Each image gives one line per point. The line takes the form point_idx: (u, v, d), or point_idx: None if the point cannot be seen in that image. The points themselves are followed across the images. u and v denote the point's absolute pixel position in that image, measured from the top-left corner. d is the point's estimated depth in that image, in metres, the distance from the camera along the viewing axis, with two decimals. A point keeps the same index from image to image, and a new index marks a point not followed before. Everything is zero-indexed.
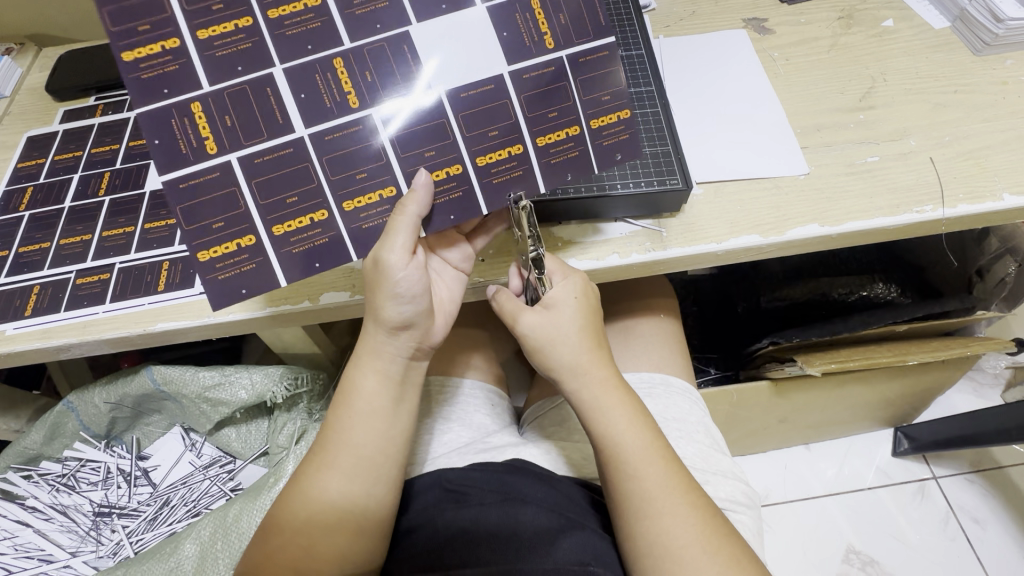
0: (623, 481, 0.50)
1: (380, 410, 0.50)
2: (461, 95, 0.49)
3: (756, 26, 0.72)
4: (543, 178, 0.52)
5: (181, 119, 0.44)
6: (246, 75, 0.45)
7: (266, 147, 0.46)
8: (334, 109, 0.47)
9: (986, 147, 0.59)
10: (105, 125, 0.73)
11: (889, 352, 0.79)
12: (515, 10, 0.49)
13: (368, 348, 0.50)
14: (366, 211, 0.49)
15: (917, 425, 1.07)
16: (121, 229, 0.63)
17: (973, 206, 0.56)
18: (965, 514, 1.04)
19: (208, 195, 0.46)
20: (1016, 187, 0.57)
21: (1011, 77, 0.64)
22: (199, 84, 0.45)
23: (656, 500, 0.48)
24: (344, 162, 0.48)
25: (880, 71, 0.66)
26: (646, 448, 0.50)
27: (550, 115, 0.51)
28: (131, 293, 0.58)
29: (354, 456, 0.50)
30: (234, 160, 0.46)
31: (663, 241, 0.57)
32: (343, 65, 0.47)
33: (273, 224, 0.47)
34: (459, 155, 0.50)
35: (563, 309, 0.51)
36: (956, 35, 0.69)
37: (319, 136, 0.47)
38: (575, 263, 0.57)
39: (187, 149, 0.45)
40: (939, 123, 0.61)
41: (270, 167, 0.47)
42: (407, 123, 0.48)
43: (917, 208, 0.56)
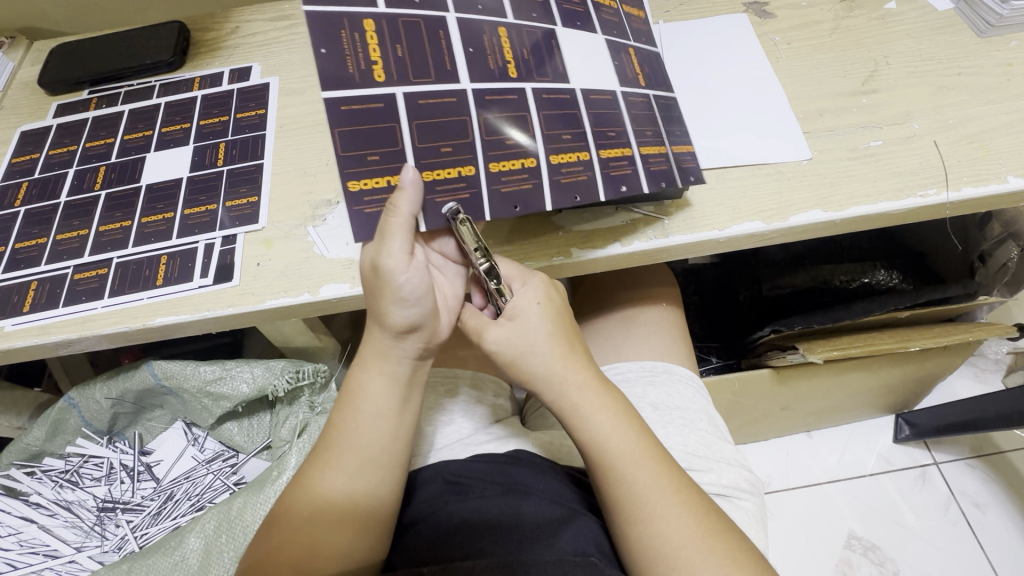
0: (611, 485, 0.49)
1: (384, 411, 0.50)
2: (592, 96, 0.55)
3: (758, 9, 0.71)
4: (646, 182, 0.54)
5: (352, 31, 0.46)
6: (423, 11, 0.49)
7: (429, 93, 0.49)
8: (495, 72, 0.51)
9: (990, 130, 0.58)
10: (98, 119, 0.72)
11: (891, 338, 0.80)
12: (623, 51, 0.59)
13: (374, 352, 0.50)
14: (443, 184, 0.49)
15: (918, 411, 1.07)
16: (118, 224, 0.62)
17: (975, 189, 0.55)
18: (966, 500, 1.04)
19: (369, 125, 0.47)
20: (1020, 170, 0.56)
21: (1015, 58, 0.63)
22: (375, 4, 0.47)
23: (647, 503, 0.48)
24: (497, 125, 0.50)
25: (882, 54, 0.65)
26: (634, 447, 0.50)
27: (648, 133, 0.56)
28: (130, 288, 0.58)
29: (360, 456, 0.49)
30: (399, 93, 0.48)
31: (665, 229, 0.56)
32: (506, 35, 0.52)
33: (424, 170, 0.48)
34: (588, 145, 0.53)
35: (528, 317, 0.50)
36: (960, 17, 0.68)
37: (479, 93, 0.50)
38: (576, 253, 0.56)
39: (354, 69, 0.46)
40: (942, 106, 0.60)
41: (429, 112, 0.48)
42: (553, 104, 0.53)
43: (920, 191, 0.56)
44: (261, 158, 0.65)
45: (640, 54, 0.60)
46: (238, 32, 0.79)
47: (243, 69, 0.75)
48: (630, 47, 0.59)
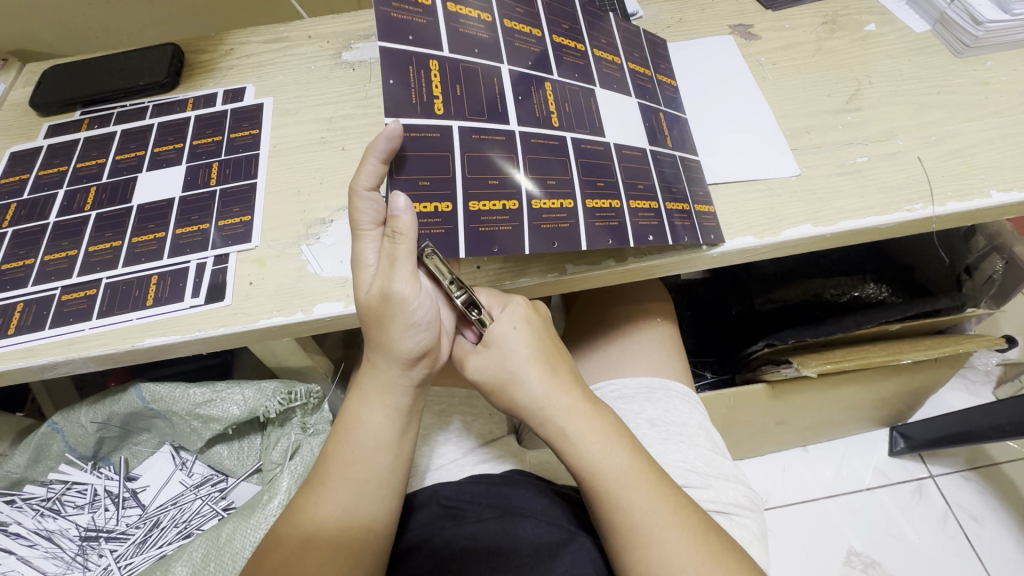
0: (602, 502, 0.49)
1: (384, 441, 0.49)
2: (623, 151, 0.57)
3: (743, 32, 0.73)
4: (670, 235, 0.55)
5: (418, 65, 0.49)
6: (480, 58, 0.53)
7: (484, 130, 0.50)
8: (541, 120, 0.54)
9: (971, 145, 0.60)
10: (90, 140, 0.72)
11: (883, 351, 0.81)
12: (653, 114, 0.62)
13: (378, 382, 0.49)
14: (487, 215, 0.48)
15: (912, 424, 1.08)
16: (108, 244, 0.62)
17: (961, 204, 0.56)
18: (963, 512, 1.04)
19: (425, 151, 0.47)
20: (1004, 184, 0.57)
21: (992, 77, 0.65)
22: (440, 48, 0.50)
23: (644, 528, 0.47)
24: (541, 166, 0.52)
25: (865, 74, 0.67)
26: (626, 463, 0.49)
27: (672, 188, 0.58)
28: (119, 309, 0.57)
29: (356, 489, 0.48)
30: (456, 126, 0.49)
31: (657, 245, 0.57)
32: (550, 90, 0.56)
33: (471, 200, 0.48)
34: (618, 194, 0.54)
35: (507, 343, 0.50)
36: (937, 38, 0.70)
37: (525, 137, 0.52)
38: (570, 269, 0.56)
39: (416, 100, 0.48)
40: (924, 123, 0.62)
41: (481, 147, 0.50)
42: (589, 154, 0.55)
43: (907, 206, 0.56)
44: (256, 177, 0.66)
45: (667, 118, 0.63)
46: (232, 54, 0.80)
47: (237, 90, 0.76)
48: (660, 112, 0.63)
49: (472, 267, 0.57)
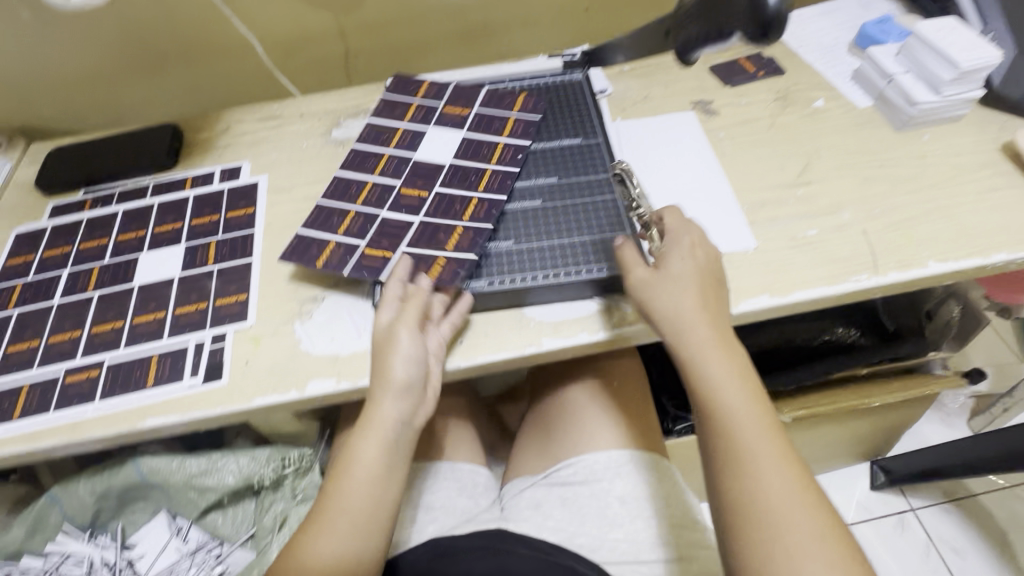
0: (720, 493, 0.48)
1: (377, 475, 0.55)
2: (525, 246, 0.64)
3: (704, 108, 0.80)
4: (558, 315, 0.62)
5: (338, 216, 0.67)
6: (402, 194, 0.67)
7: (375, 248, 0.63)
8: (435, 244, 0.63)
9: (911, 218, 0.65)
10: (93, 219, 0.76)
11: (855, 395, 0.92)
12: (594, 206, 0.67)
13: (377, 418, 0.56)
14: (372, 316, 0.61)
15: (891, 458, 1.17)
16: (110, 324, 0.65)
17: (902, 274, 0.61)
18: (944, 544, 1.14)
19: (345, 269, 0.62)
20: (941, 254, 0.62)
21: (929, 151, 0.72)
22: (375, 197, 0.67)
23: (774, 500, 0.46)
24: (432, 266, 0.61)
25: (814, 148, 0.74)
26: (762, 450, 0.48)
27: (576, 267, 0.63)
28: (120, 390, 0.60)
29: (347, 517, 0.53)
30: (359, 246, 0.64)
31: (626, 317, 0.61)
32: (460, 230, 0.64)
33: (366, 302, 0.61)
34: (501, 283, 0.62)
35: (683, 273, 0.55)
36: (879, 113, 0.77)
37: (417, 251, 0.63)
38: (545, 342, 0.60)
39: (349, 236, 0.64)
40: (869, 196, 0.68)
41: (382, 259, 0.62)
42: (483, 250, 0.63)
43: (854, 276, 0.61)
44: (251, 255, 0.70)
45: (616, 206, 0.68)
46: (229, 132, 0.86)
47: (233, 168, 0.80)
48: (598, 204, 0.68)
49: (455, 342, 0.60)
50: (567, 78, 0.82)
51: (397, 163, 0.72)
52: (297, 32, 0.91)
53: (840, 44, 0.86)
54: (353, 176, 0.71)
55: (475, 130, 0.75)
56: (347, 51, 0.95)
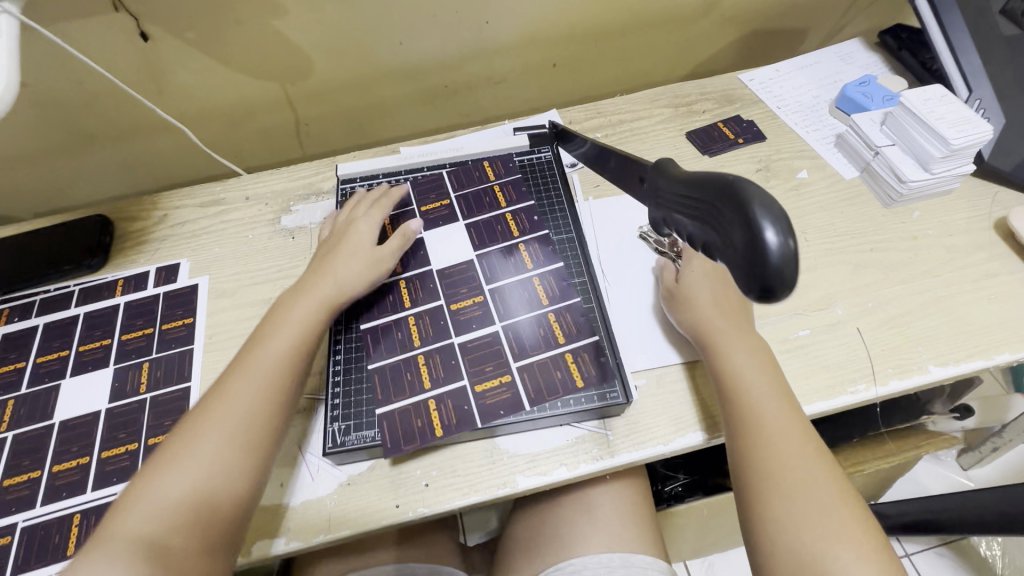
0: (756, 515, 0.47)
1: (244, 400, 0.50)
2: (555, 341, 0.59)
3: None
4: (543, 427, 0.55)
5: (411, 369, 0.58)
6: (437, 298, 0.62)
7: (483, 378, 0.57)
8: (546, 342, 0.58)
9: (907, 312, 0.61)
10: (7, 338, 0.67)
11: (846, 460, 0.89)
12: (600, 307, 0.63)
13: (250, 367, 0.52)
14: (393, 427, 0.55)
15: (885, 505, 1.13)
16: (24, 476, 0.57)
17: (901, 382, 0.57)
18: None
19: (382, 377, 0.58)
20: (940, 358, 0.58)
21: (920, 231, 0.67)
22: (421, 299, 0.62)
23: (798, 498, 0.46)
24: (477, 364, 0.57)
25: (800, 229, 0.69)
26: (791, 448, 0.49)
27: (563, 377, 0.57)
28: (36, 562, 0.52)
29: (200, 443, 0.48)
30: (466, 385, 0.56)
31: (610, 446, 0.55)
32: (555, 318, 0.60)
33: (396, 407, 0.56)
34: (516, 385, 0.56)
35: (698, 292, 0.59)
36: (866, 186, 0.72)
37: (464, 364, 0.58)
38: (522, 480, 0.54)
39: (395, 340, 0.60)
40: (861, 287, 0.63)
41: (410, 370, 0.58)
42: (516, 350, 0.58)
43: (851, 387, 0.57)
44: (189, 379, 0.62)
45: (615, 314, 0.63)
46: (166, 221, 0.77)
47: (170, 267, 0.72)
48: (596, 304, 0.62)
49: (420, 485, 0.54)
50: (535, 153, 0.77)
51: (415, 280, 0.64)
52: (240, 104, 0.83)
53: (820, 103, 0.82)
54: (386, 320, 0.61)
55: (476, 214, 0.69)
56: (297, 119, 0.88)
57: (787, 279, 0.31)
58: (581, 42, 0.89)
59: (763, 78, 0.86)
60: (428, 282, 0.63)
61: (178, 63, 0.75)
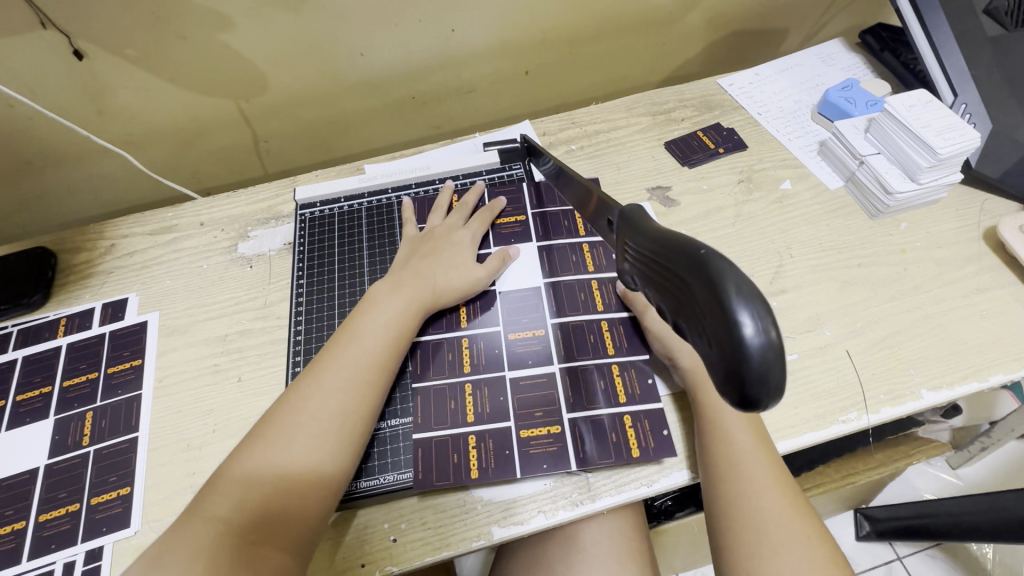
0: (732, 554, 0.46)
1: (333, 404, 0.50)
2: (520, 381, 0.57)
3: (661, 197, 0.71)
4: (520, 466, 0.52)
5: (456, 398, 0.56)
6: (494, 327, 0.60)
7: (532, 425, 0.54)
8: (604, 397, 0.56)
9: (898, 331, 0.58)
10: None
11: (836, 473, 0.86)
12: (596, 323, 0.60)
13: (341, 364, 0.52)
14: (438, 464, 0.52)
15: (875, 508, 1.10)
16: None
17: (894, 409, 0.54)
18: None
19: (429, 401, 0.56)
20: (933, 381, 0.55)
21: (908, 244, 0.65)
22: (474, 328, 0.60)
23: (775, 538, 0.45)
24: (528, 402, 0.55)
25: (785, 244, 0.66)
26: (766, 486, 0.48)
27: (536, 414, 0.55)
28: None
29: (305, 426, 0.48)
30: (511, 428, 0.54)
31: (591, 489, 0.51)
32: (618, 372, 0.57)
33: (437, 434, 0.54)
34: (560, 418, 0.54)
35: None
36: (852, 197, 0.69)
37: (521, 406, 0.55)
38: (497, 530, 0.50)
39: (450, 365, 0.58)
40: (849, 306, 0.60)
41: (461, 403, 0.56)
42: (528, 390, 0.56)
43: (842, 415, 0.54)
44: (136, 429, 0.57)
45: (617, 325, 0.60)
46: (112, 252, 0.72)
47: (117, 302, 0.67)
48: (604, 320, 0.60)
49: (387, 540, 0.50)
50: (507, 171, 0.74)
51: (475, 302, 0.62)
52: (192, 122, 0.78)
53: (802, 108, 0.79)
54: (438, 338, 0.60)
55: (552, 237, 0.67)
56: (256, 136, 0.83)
57: (774, 383, 0.25)
58: (553, 48, 0.85)
59: (743, 82, 0.82)
60: (489, 305, 0.62)
61: (121, 82, 0.70)
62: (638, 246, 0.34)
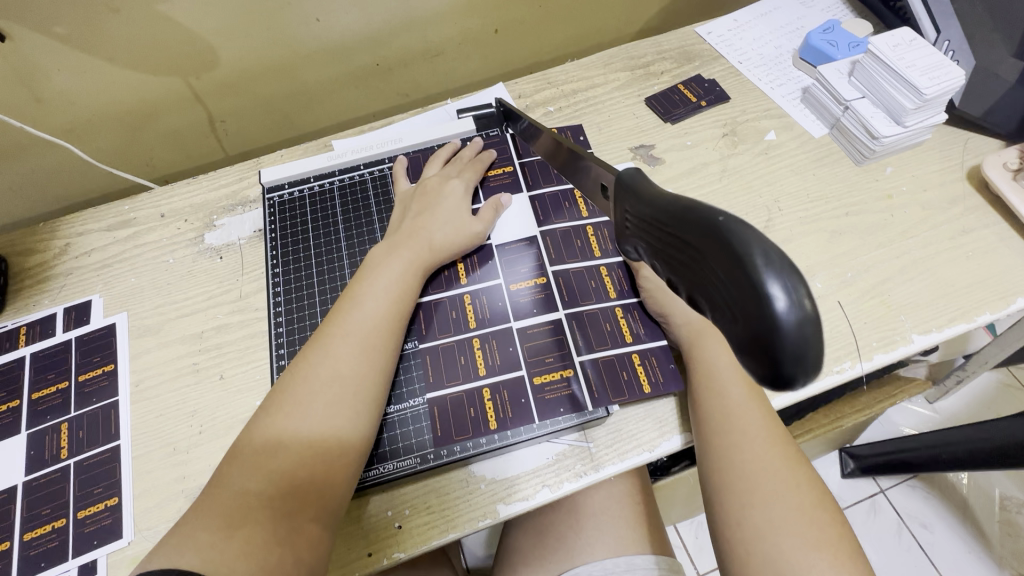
0: (723, 507, 0.44)
1: (344, 371, 0.46)
2: (527, 330, 0.56)
3: (645, 155, 0.69)
4: (538, 412, 0.52)
5: (464, 354, 0.55)
6: (494, 279, 0.58)
7: (544, 370, 0.54)
8: (611, 338, 0.55)
9: (887, 279, 0.58)
10: None
11: (825, 418, 0.88)
12: (595, 270, 0.59)
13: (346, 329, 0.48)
14: (453, 420, 0.52)
15: (859, 446, 1.14)
16: None
17: (886, 355, 0.54)
18: (914, 521, 1.12)
19: (436, 359, 0.54)
20: (923, 325, 0.56)
21: (894, 189, 0.64)
22: (474, 283, 0.58)
23: (766, 488, 0.43)
24: (537, 350, 0.55)
25: (773, 197, 0.65)
26: (758, 438, 0.46)
27: (546, 359, 0.54)
28: None
29: (320, 397, 0.44)
30: (524, 375, 0.53)
31: (594, 459, 0.51)
32: (623, 314, 0.57)
33: (450, 389, 0.53)
34: (572, 361, 0.54)
35: None
36: (837, 144, 0.68)
37: (527, 357, 0.54)
38: (504, 508, 0.49)
39: (455, 322, 0.56)
40: (839, 256, 0.60)
41: (469, 357, 0.54)
42: (535, 337, 0.55)
43: (836, 365, 0.54)
44: (117, 437, 0.55)
45: (616, 269, 0.59)
46: (67, 252, 0.67)
47: (80, 306, 0.63)
48: (603, 265, 0.59)
49: (392, 528, 0.49)
50: (483, 136, 0.70)
51: (472, 256, 0.60)
52: (138, 105, 0.72)
53: (783, 55, 0.76)
54: (439, 297, 0.58)
55: (539, 187, 0.65)
56: (211, 116, 0.77)
57: (810, 360, 0.24)
58: (523, 3, 0.80)
59: (722, 30, 0.79)
60: (487, 258, 0.60)
61: (54, 64, 0.63)
62: (642, 216, 0.32)
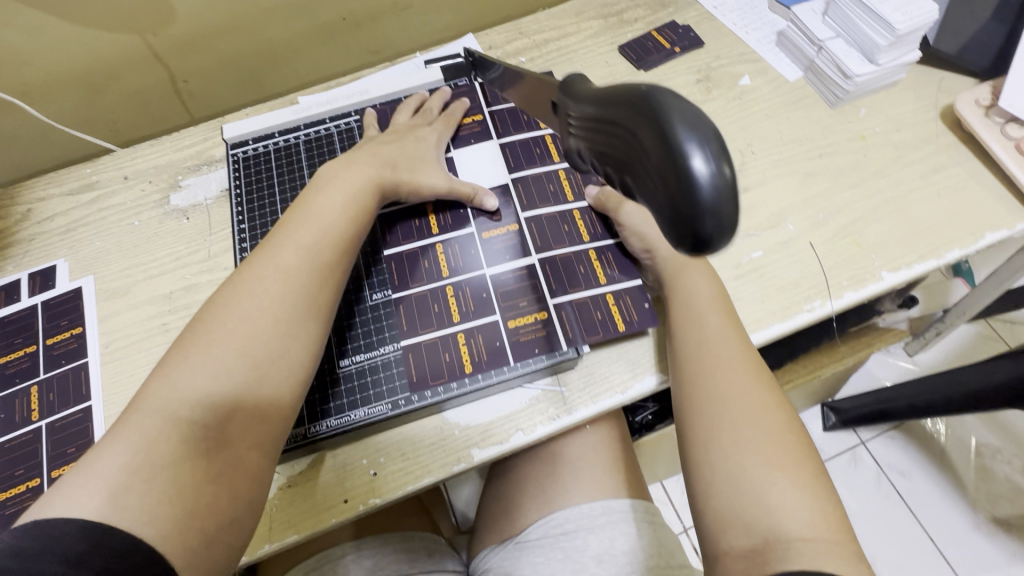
0: (693, 431, 0.45)
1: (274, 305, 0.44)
2: (500, 275, 0.55)
3: None
4: (513, 354, 0.52)
5: (437, 301, 0.54)
6: (466, 228, 0.58)
7: (518, 314, 0.53)
8: (584, 280, 0.55)
9: (858, 219, 0.58)
10: None
11: (805, 369, 0.89)
12: (567, 215, 0.58)
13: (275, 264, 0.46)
14: (429, 364, 0.52)
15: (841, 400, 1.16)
16: None
17: (856, 293, 0.55)
18: (893, 470, 1.15)
19: (411, 307, 0.54)
20: (894, 262, 0.56)
21: (867, 129, 0.64)
22: (446, 234, 0.58)
23: (735, 411, 0.44)
24: (510, 294, 0.54)
25: (746, 141, 0.64)
26: (730, 366, 0.46)
27: (520, 303, 0.54)
28: None
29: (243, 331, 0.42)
30: (498, 319, 0.53)
31: (567, 403, 0.51)
32: (596, 256, 0.56)
33: (425, 336, 0.53)
34: (546, 304, 0.54)
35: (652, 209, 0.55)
36: (811, 88, 0.67)
37: (501, 301, 0.54)
38: (478, 452, 0.50)
39: (427, 271, 0.56)
40: (811, 198, 0.60)
41: (444, 303, 0.54)
42: (509, 282, 0.55)
43: (806, 304, 0.54)
44: (88, 398, 0.54)
45: (588, 214, 0.59)
46: (29, 218, 0.65)
47: (45, 271, 0.62)
48: (575, 210, 0.59)
49: (368, 475, 0.49)
50: (452, 87, 0.69)
51: (443, 205, 0.59)
52: (95, 64, 0.69)
53: None
54: (411, 248, 0.57)
55: (508, 135, 0.64)
56: (172, 75, 0.75)
57: (725, 220, 0.24)
58: None
59: None
60: (458, 208, 0.59)
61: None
62: (579, 114, 0.32)
